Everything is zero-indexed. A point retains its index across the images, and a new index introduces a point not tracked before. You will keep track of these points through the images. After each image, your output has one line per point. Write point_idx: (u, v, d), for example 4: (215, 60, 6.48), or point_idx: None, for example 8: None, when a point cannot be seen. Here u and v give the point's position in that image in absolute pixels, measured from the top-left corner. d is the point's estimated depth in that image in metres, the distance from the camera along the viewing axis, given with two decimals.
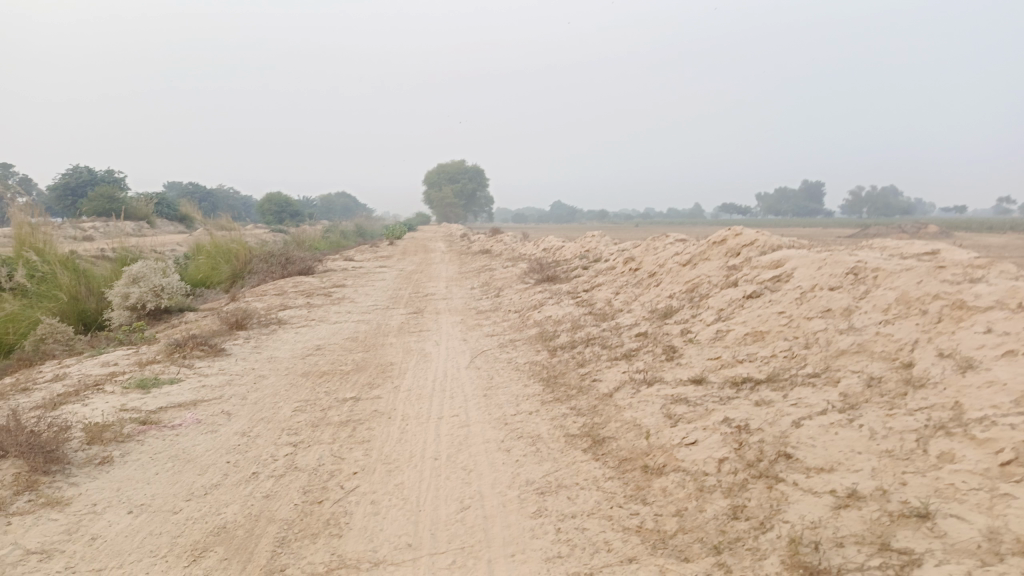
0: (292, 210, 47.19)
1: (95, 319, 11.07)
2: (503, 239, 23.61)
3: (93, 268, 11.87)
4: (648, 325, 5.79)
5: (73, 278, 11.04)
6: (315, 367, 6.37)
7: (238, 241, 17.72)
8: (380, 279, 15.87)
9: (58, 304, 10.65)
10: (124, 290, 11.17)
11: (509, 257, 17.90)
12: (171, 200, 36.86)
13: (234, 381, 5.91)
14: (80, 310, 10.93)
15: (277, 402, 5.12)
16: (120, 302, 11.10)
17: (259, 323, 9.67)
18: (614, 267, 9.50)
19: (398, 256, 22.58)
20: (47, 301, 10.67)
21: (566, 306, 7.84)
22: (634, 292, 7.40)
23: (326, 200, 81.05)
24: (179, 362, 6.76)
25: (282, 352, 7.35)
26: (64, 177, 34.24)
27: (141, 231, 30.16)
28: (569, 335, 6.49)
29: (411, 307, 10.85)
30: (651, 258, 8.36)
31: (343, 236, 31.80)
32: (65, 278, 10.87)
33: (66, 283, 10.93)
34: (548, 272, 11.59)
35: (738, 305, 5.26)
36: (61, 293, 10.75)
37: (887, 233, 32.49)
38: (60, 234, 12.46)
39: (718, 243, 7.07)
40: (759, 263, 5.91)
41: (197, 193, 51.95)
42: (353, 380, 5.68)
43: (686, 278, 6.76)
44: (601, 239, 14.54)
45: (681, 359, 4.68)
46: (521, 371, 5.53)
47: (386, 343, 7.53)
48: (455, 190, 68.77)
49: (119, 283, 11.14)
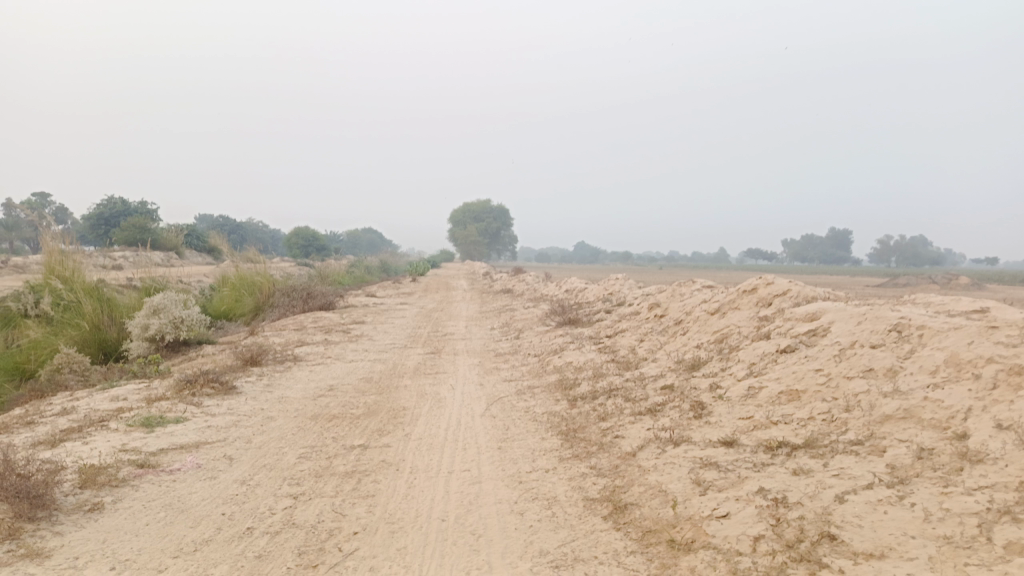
0: (318, 244, 47.54)
1: (115, 349, 10.98)
2: (525, 280, 23.41)
3: (116, 298, 11.82)
4: (674, 377, 5.51)
5: (96, 307, 11.01)
6: (325, 409, 6.15)
7: (261, 274, 17.71)
8: (400, 317, 15.71)
9: (79, 334, 10.60)
10: (143, 321, 11.10)
11: (531, 297, 17.70)
12: (199, 231, 37.31)
13: (241, 422, 5.71)
14: (100, 340, 10.86)
15: (282, 448, 4.90)
16: (139, 333, 11.01)
17: (275, 359, 9.50)
18: (638, 312, 9.23)
19: (420, 294, 22.46)
20: (68, 330, 10.61)
21: (588, 352, 7.57)
22: (659, 341, 7.13)
23: (351, 236, 81.75)
24: (187, 399, 6.57)
25: (294, 391, 7.14)
26: (97, 206, 34.90)
27: (168, 261, 30.47)
28: (590, 384, 6.22)
29: (429, 347, 10.62)
30: (677, 305, 8.09)
31: (366, 271, 31.86)
32: (89, 307, 10.80)
33: (89, 312, 10.85)
34: (570, 314, 11.35)
35: (771, 359, 4.98)
36: (83, 321, 10.69)
37: (918, 283, 31.83)
38: (88, 262, 12.51)
39: (748, 292, 6.79)
40: (792, 315, 5.63)
41: (225, 225, 52.63)
42: (363, 425, 5.44)
43: (715, 328, 6.48)
44: (625, 282, 14.28)
45: (710, 417, 4.39)
46: (539, 422, 5.26)
47: (401, 385, 7.30)
48: (479, 229, 69.08)
49: (139, 314, 11.07)
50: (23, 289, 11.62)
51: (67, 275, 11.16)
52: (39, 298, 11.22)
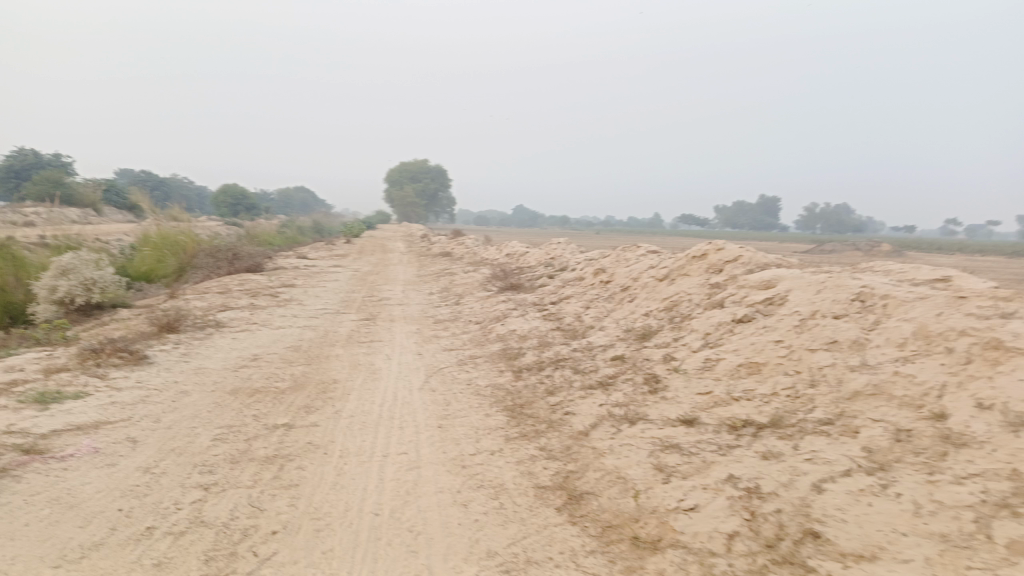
0: (248, 203, 45.67)
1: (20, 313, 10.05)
2: (463, 243, 22.85)
3: (22, 255, 10.79)
4: (624, 347, 5.20)
5: (0, 267, 10.03)
6: (247, 382, 5.60)
7: (186, 232, 16.67)
8: (333, 280, 15.00)
9: None
10: (50, 282, 10.16)
11: (470, 261, 17.25)
12: (118, 187, 35.18)
13: (150, 398, 5.13)
14: (3, 302, 9.92)
15: (195, 428, 4.38)
16: (45, 295, 10.08)
17: (195, 325, 8.81)
18: (582, 278, 8.90)
19: (354, 256, 21.65)
20: None
21: (532, 320, 7.20)
22: (605, 308, 6.82)
23: (284, 195, 78.99)
24: (91, 371, 5.91)
25: (213, 361, 6.55)
26: (5, 158, 32.47)
27: (84, 218, 28.62)
28: (535, 353, 5.87)
29: (363, 312, 10.08)
30: (623, 270, 7.78)
31: (299, 232, 30.66)
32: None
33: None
34: (511, 279, 10.97)
35: (728, 329, 4.70)
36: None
37: (843, 250, 32.72)
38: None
39: (698, 257, 6.52)
40: (747, 282, 5.38)
41: (148, 181, 49.93)
42: (287, 401, 4.93)
43: (664, 295, 6.21)
44: (567, 246, 13.94)
45: (666, 392, 4.09)
46: (481, 396, 4.88)
47: (332, 355, 6.80)
48: (417, 190, 67.83)
49: (45, 274, 10.12)
50: None
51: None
52: None
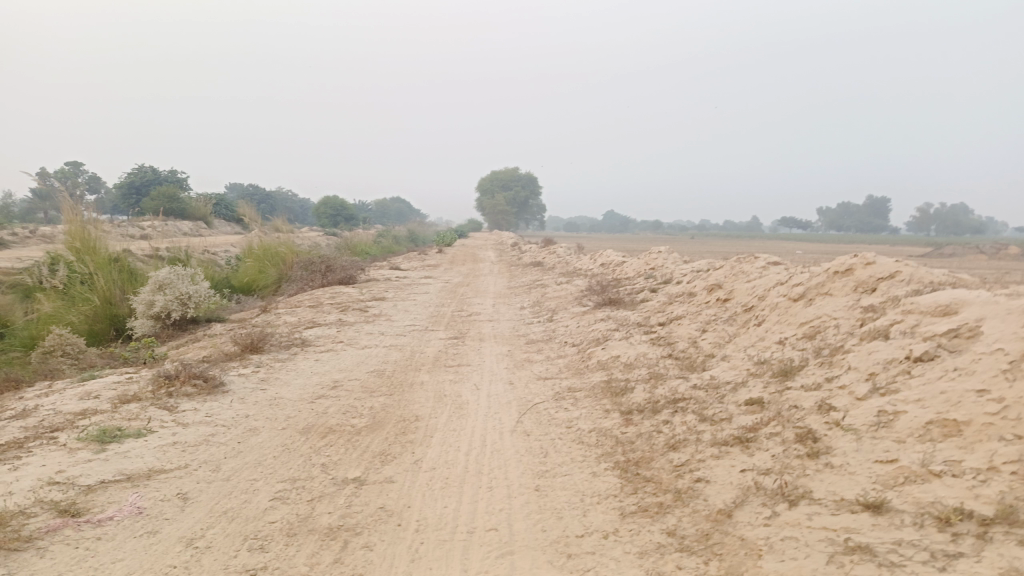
0: (346, 213, 46.58)
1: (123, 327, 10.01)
2: (556, 251, 22.03)
3: (129, 268, 10.77)
4: (761, 387, 4.28)
5: (111, 281, 9.98)
6: (322, 418, 5.03)
7: (284, 244, 16.63)
8: (423, 292, 14.53)
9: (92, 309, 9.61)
10: (148, 297, 9.99)
11: (564, 271, 16.51)
12: (225, 201, 36.55)
13: (216, 439, 4.60)
14: (112, 317, 9.89)
15: (256, 482, 3.78)
16: (143, 310, 9.96)
17: (279, 345, 8.41)
18: (694, 294, 7.95)
19: (444, 266, 21.27)
20: (80, 305, 9.62)
21: (639, 344, 6.33)
22: (727, 332, 5.89)
23: (380, 205, 80.71)
24: (162, 402, 5.49)
25: (290, 390, 6.03)
26: (127, 175, 34.30)
27: (194, 231, 29.66)
28: (647, 388, 5.02)
29: (453, 329, 9.47)
30: (744, 286, 6.80)
31: (392, 241, 30.69)
32: (101, 281, 9.78)
33: (100, 285, 9.82)
34: (609, 293, 10.13)
35: (902, 370, 3.71)
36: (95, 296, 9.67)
37: (964, 253, 29.85)
38: (111, 230, 11.54)
39: (842, 273, 5.49)
40: (916, 307, 4.34)
41: (255, 195, 51.87)
42: (362, 446, 4.29)
43: (802, 319, 5.23)
44: (669, 255, 12.91)
45: (830, 458, 3.17)
46: (586, 446, 4.08)
47: (417, 382, 6.17)
48: (508, 198, 67.73)
49: (143, 290, 9.96)
50: (43, 262, 10.76)
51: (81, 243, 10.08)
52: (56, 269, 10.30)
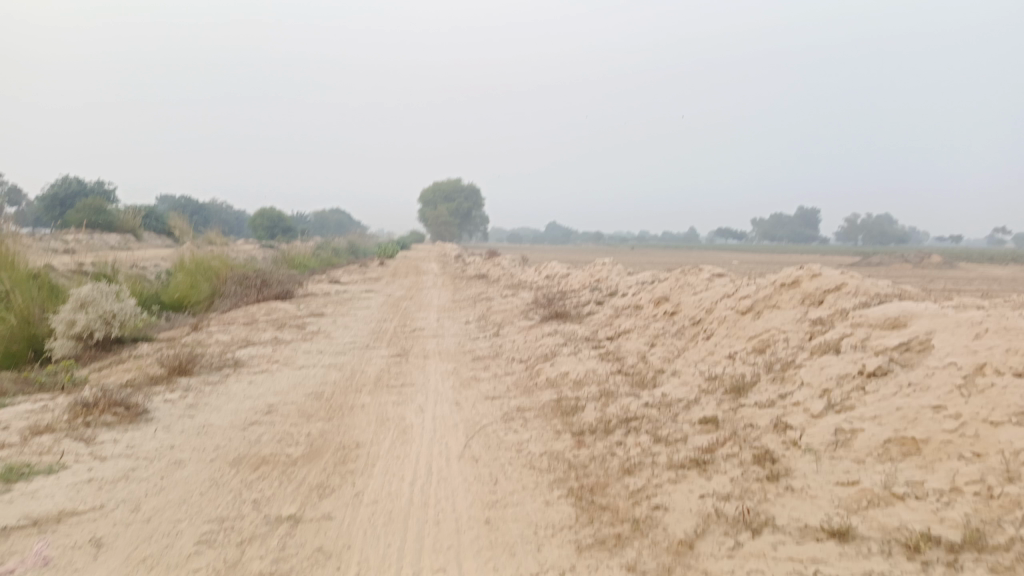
0: (284, 226, 45.51)
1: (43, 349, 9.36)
2: (500, 263, 21.87)
3: (49, 286, 10.09)
4: (714, 405, 4.17)
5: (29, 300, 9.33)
6: (255, 447, 4.70)
7: (218, 258, 16.00)
8: (364, 307, 14.15)
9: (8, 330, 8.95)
10: (68, 317, 9.36)
11: (508, 283, 16.37)
12: (156, 213, 35.22)
13: (137, 474, 4.23)
14: (29, 338, 9.24)
15: (180, 523, 3.45)
16: (64, 330, 9.31)
17: (211, 366, 7.97)
18: (640, 307, 7.88)
19: (387, 279, 20.87)
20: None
21: (587, 360, 6.19)
22: (676, 347, 5.80)
23: (320, 217, 79.26)
24: (78, 433, 5.05)
25: (221, 416, 5.65)
26: (50, 187, 32.71)
27: (123, 245, 28.43)
28: (598, 406, 4.87)
29: (395, 346, 9.18)
30: (691, 299, 6.75)
31: (333, 254, 30.05)
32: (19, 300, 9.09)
33: (17, 303, 9.14)
34: (555, 307, 10.00)
35: (855, 386, 3.65)
36: (11, 316, 9.01)
37: (889, 261, 31.11)
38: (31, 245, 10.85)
39: (789, 286, 5.47)
40: (865, 320, 4.32)
41: (188, 207, 50.16)
42: (299, 478, 4.01)
43: (751, 333, 5.17)
44: (613, 267, 12.89)
45: (791, 481, 3.05)
46: (538, 471, 3.89)
47: (358, 405, 5.88)
48: (450, 210, 67.44)
49: (63, 308, 9.33)
50: None
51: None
52: None
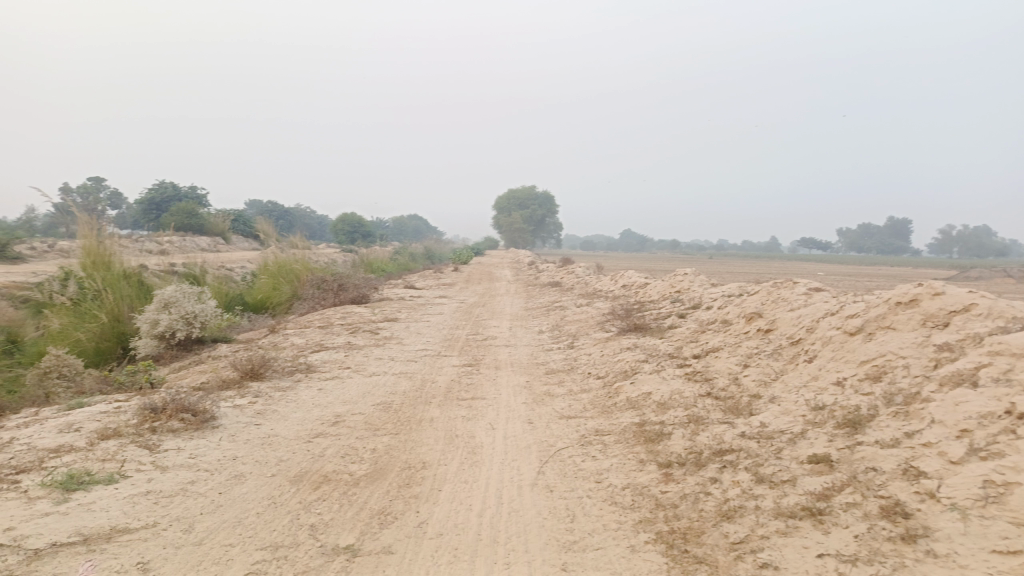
0: (363, 230, 46.39)
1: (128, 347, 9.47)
2: (574, 271, 21.43)
3: (140, 286, 10.28)
4: (825, 441, 3.65)
5: (120, 299, 9.48)
6: (318, 462, 4.47)
7: (298, 261, 16.18)
8: (437, 313, 13.98)
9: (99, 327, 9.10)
10: (153, 316, 9.38)
11: (584, 291, 15.94)
12: (244, 217, 36.45)
13: (197, 488, 4.04)
14: (118, 336, 9.37)
15: (233, 549, 3.20)
16: (148, 330, 9.30)
17: (283, 371, 7.88)
18: (729, 322, 7.33)
19: (461, 285, 20.76)
20: (86, 323, 9.12)
21: (672, 379, 5.72)
22: (773, 369, 5.27)
23: (399, 222, 80.70)
24: (144, 439, 4.95)
25: (287, 426, 5.47)
26: (149, 191, 34.31)
27: (212, 246, 29.47)
28: (687, 434, 4.42)
29: (467, 355, 8.91)
30: (788, 315, 6.18)
31: (409, 259, 30.31)
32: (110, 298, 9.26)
33: (108, 301, 9.29)
34: (634, 318, 9.53)
35: (1003, 428, 3.08)
36: (102, 313, 9.16)
37: (990, 277, 29.00)
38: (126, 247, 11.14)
39: (906, 304, 4.87)
40: (1007, 348, 3.71)
41: (274, 211, 51.86)
42: (361, 502, 3.72)
43: (863, 358, 4.60)
44: (695, 277, 12.28)
45: (932, 546, 2.53)
46: (621, 509, 3.47)
47: (427, 418, 5.59)
48: (525, 216, 67.41)
49: (148, 308, 9.38)
50: (55, 278, 10.35)
51: (95, 258, 9.57)
52: (66, 284, 9.86)
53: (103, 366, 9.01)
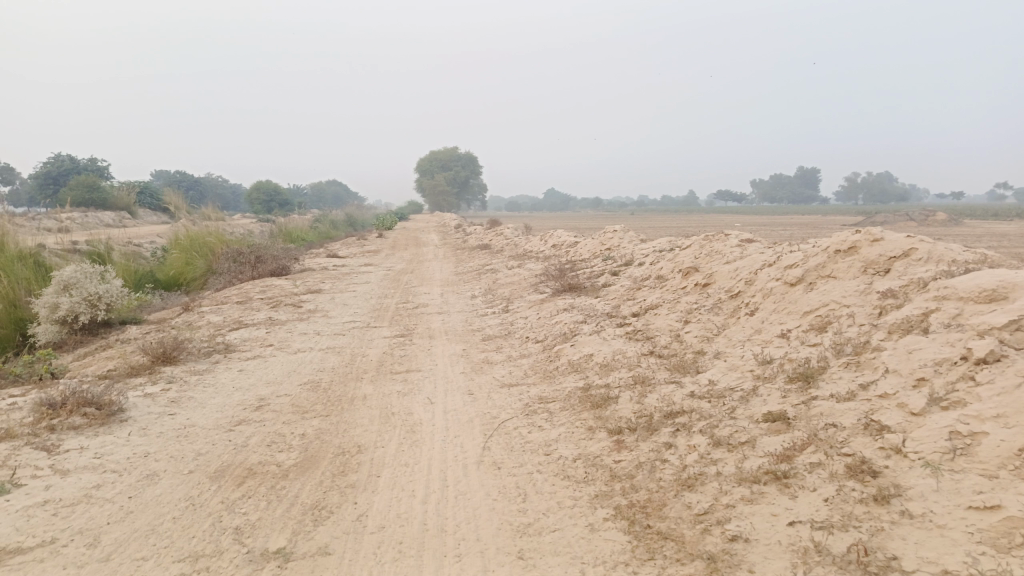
0: (281, 198, 44.69)
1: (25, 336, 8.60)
2: (501, 233, 21.12)
3: (39, 269, 9.39)
4: (779, 398, 3.53)
5: (16, 283, 8.59)
6: (242, 453, 4.08)
7: (212, 233, 15.26)
8: (363, 282, 13.47)
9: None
10: (53, 300, 8.52)
11: (513, 253, 15.72)
12: (151, 190, 34.48)
13: (104, 492, 3.61)
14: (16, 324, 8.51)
15: (147, 565, 2.82)
16: (47, 315, 8.45)
17: (199, 353, 7.33)
18: (664, 277, 7.22)
19: (387, 251, 20.19)
20: None
21: (613, 340, 5.55)
22: (715, 323, 5.15)
23: (318, 189, 78.38)
24: (41, 440, 4.42)
25: (205, 414, 5.02)
26: (44, 165, 31.93)
27: (118, 222, 27.73)
28: (634, 396, 4.24)
29: (398, 325, 8.55)
30: (725, 268, 6.09)
31: (331, 227, 29.39)
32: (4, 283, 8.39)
33: (3, 286, 8.42)
34: (567, 278, 9.36)
35: (962, 375, 2.99)
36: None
37: (895, 221, 30.25)
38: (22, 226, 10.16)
39: (845, 252, 4.80)
40: (954, 293, 3.65)
41: (183, 182, 49.33)
42: (291, 496, 3.39)
43: (807, 308, 4.51)
44: (624, 234, 12.21)
45: (907, 505, 2.41)
46: (576, 485, 3.26)
47: (359, 396, 5.25)
48: (448, 179, 66.48)
49: (46, 291, 8.51)
50: None
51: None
52: None
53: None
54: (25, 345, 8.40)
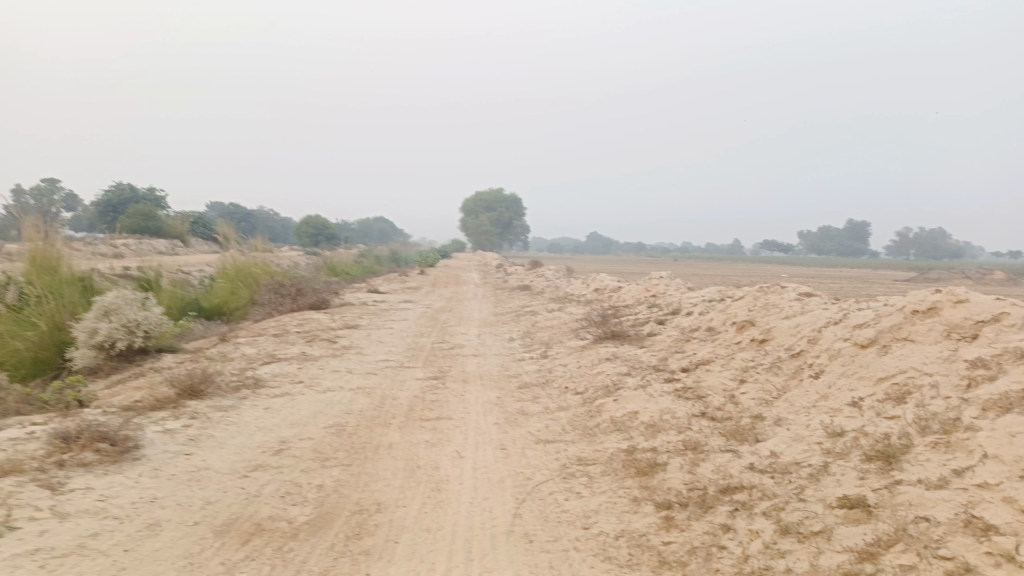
0: (328, 233, 45.30)
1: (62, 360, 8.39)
2: (543, 275, 20.83)
3: (86, 293, 9.34)
4: (855, 480, 3.07)
5: (61, 306, 8.49)
6: (254, 504, 3.77)
7: (256, 264, 15.28)
8: (401, 320, 13.25)
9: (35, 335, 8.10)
10: (91, 325, 8.29)
11: (554, 295, 15.40)
12: (203, 219, 35.25)
13: (100, 543, 3.30)
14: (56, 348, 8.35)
15: None
16: (84, 340, 8.23)
17: (228, 387, 7.09)
18: (716, 330, 6.79)
19: (428, 289, 20.04)
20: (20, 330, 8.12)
21: (661, 397, 5.13)
22: (774, 385, 4.71)
23: (364, 225, 79.57)
24: (48, 477, 4.17)
25: (223, 456, 4.73)
26: (104, 192, 32.94)
27: (169, 250, 28.26)
28: (684, 465, 3.81)
29: (433, 367, 8.23)
30: (784, 323, 5.64)
31: (374, 262, 29.49)
32: (50, 305, 8.30)
33: (48, 308, 8.32)
34: (610, 324, 8.97)
35: None
36: (40, 321, 8.19)
37: (951, 278, 29.12)
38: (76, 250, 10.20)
39: (924, 313, 4.34)
40: None
41: (235, 213, 50.50)
42: (299, 562, 3.04)
43: (882, 374, 4.05)
44: (670, 281, 11.79)
45: None
46: (619, 570, 2.84)
47: (385, 444, 4.91)
48: (492, 219, 66.81)
49: (85, 316, 8.29)
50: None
51: (41, 262, 8.66)
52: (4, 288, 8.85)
53: (33, 379, 7.99)
54: (62, 369, 8.23)
